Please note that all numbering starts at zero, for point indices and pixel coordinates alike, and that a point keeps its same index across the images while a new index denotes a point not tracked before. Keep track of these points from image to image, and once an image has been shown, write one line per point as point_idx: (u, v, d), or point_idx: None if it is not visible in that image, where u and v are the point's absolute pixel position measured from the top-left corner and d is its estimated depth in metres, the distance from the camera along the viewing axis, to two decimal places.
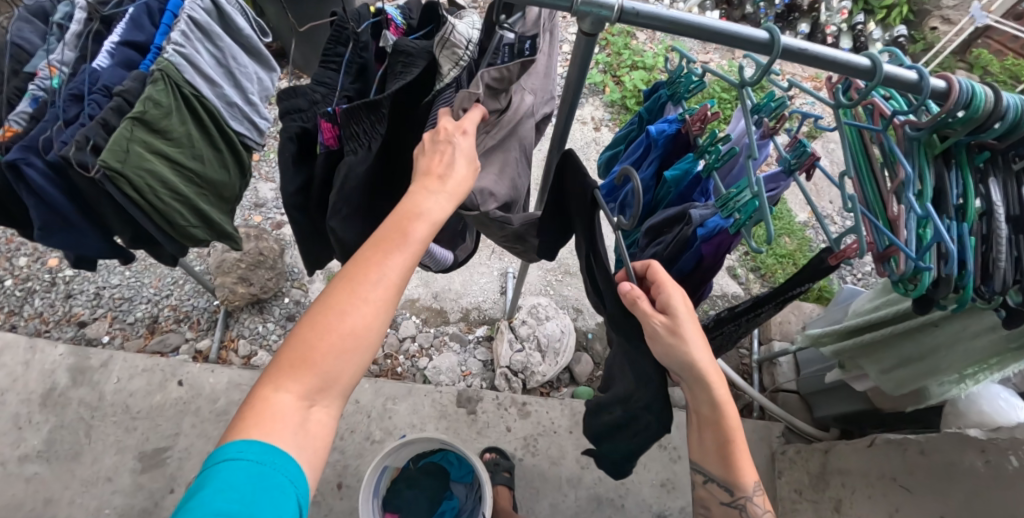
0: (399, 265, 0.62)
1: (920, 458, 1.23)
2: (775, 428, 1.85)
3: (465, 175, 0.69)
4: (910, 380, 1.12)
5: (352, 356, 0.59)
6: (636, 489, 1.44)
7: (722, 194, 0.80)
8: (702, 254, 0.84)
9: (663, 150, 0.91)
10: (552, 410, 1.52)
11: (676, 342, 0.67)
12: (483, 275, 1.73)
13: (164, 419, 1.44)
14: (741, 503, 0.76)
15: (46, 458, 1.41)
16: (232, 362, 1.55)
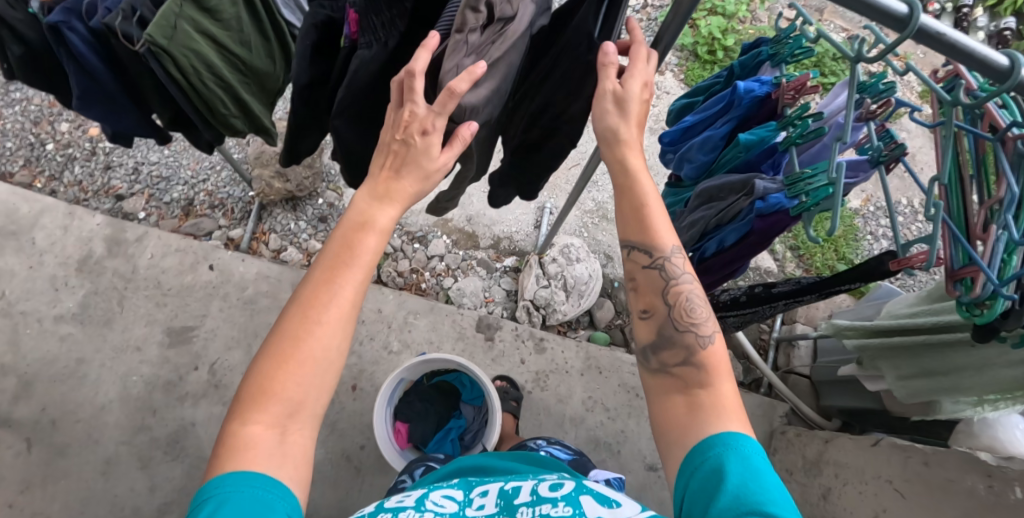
0: (352, 282, 0.60)
1: (922, 469, 1.21)
2: (781, 408, 1.83)
3: (414, 183, 0.66)
4: (926, 392, 1.10)
5: (313, 377, 0.58)
6: (634, 438, 1.48)
7: (795, 172, 0.74)
8: (752, 229, 0.82)
9: (744, 111, 0.84)
10: (567, 350, 1.53)
11: (619, 107, 0.69)
12: (519, 205, 1.68)
13: (193, 300, 1.47)
14: (662, 265, 0.70)
15: (80, 321, 1.48)
16: (262, 255, 1.56)
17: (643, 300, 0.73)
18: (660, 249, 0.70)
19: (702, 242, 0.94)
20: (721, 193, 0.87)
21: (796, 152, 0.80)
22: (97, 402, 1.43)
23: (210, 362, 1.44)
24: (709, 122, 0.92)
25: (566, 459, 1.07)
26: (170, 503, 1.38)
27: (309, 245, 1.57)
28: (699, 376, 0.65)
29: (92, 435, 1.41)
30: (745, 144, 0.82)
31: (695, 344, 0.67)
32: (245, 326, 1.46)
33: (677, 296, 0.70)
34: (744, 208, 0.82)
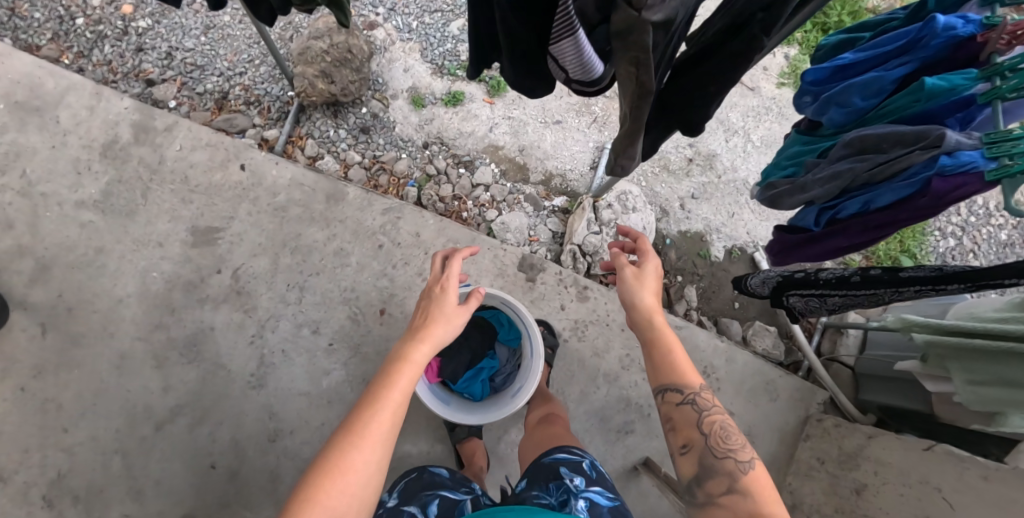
0: (392, 404, 0.70)
1: (981, 483, 1.09)
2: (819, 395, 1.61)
3: (444, 331, 0.80)
4: (998, 402, 0.98)
5: (354, 490, 0.65)
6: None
7: (1002, 131, 0.70)
8: (929, 191, 0.76)
9: (933, 53, 0.77)
10: (611, 302, 1.41)
11: (637, 282, 0.91)
12: (577, 142, 1.53)
13: (220, 200, 1.38)
14: (693, 400, 0.83)
15: (102, 209, 1.40)
16: (297, 160, 1.45)
17: (682, 437, 0.83)
18: (689, 386, 0.84)
19: (840, 200, 0.89)
20: (880, 146, 0.80)
21: (998, 107, 0.73)
22: (114, 295, 1.39)
23: (233, 267, 1.36)
24: (876, 62, 0.83)
25: (606, 508, 0.81)
26: (184, 405, 1.37)
27: (348, 156, 1.46)
28: (743, 503, 0.73)
29: (108, 329, 1.38)
30: (927, 91, 0.75)
31: (736, 470, 0.76)
32: (272, 234, 1.37)
33: (710, 425, 0.82)
34: (915, 168, 0.77)
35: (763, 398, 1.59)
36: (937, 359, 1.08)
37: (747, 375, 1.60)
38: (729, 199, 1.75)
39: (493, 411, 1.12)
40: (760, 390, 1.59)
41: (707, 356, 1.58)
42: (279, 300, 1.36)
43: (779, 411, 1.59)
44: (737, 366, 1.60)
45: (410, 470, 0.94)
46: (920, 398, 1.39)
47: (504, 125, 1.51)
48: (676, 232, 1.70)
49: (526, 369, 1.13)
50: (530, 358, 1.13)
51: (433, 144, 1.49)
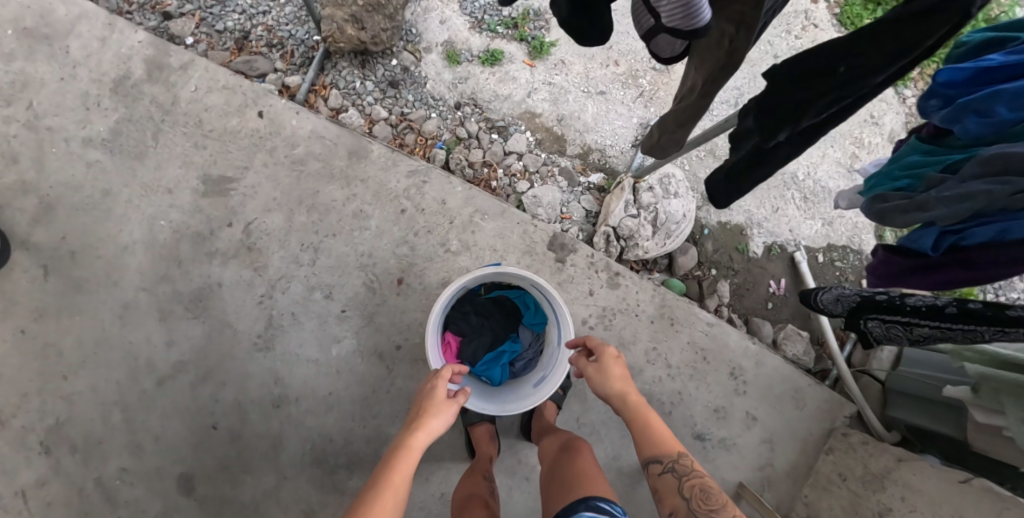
0: (398, 485, 0.76)
1: None
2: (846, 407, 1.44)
3: (440, 417, 0.88)
4: None
5: None
6: (690, 403, 1.38)
7: None
8: None
9: None
10: (643, 292, 1.34)
11: (600, 370, 0.99)
12: (620, 116, 1.42)
13: (236, 148, 1.29)
14: (671, 466, 0.86)
15: (110, 149, 1.32)
16: (320, 111, 1.35)
17: (669, 505, 0.84)
18: (669, 454, 0.87)
19: (971, 223, 0.74)
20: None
21: None
22: (119, 242, 1.31)
23: (245, 222, 1.27)
24: None
25: None
26: (186, 362, 1.31)
27: (374, 111, 1.36)
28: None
29: (111, 277, 1.32)
30: None
31: None
32: (287, 189, 1.28)
33: (689, 485, 0.83)
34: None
35: (789, 405, 1.43)
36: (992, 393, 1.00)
37: (775, 381, 1.43)
38: (775, 192, 1.65)
39: (513, 399, 1.05)
40: (786, 397, 1.43)
41: (736, 356, 1.41)
42: (292, 260, 1.28)
43: (802, 418, 1.43)
44: (765, 370, 1.43)
45: None
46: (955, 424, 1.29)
47: (543, 91, 1.40)
48: (716, 222, 1.60)
49: (554, 359, 1.05)
50: (558, 347, 1.05)
51: (466, 105, 1.38)
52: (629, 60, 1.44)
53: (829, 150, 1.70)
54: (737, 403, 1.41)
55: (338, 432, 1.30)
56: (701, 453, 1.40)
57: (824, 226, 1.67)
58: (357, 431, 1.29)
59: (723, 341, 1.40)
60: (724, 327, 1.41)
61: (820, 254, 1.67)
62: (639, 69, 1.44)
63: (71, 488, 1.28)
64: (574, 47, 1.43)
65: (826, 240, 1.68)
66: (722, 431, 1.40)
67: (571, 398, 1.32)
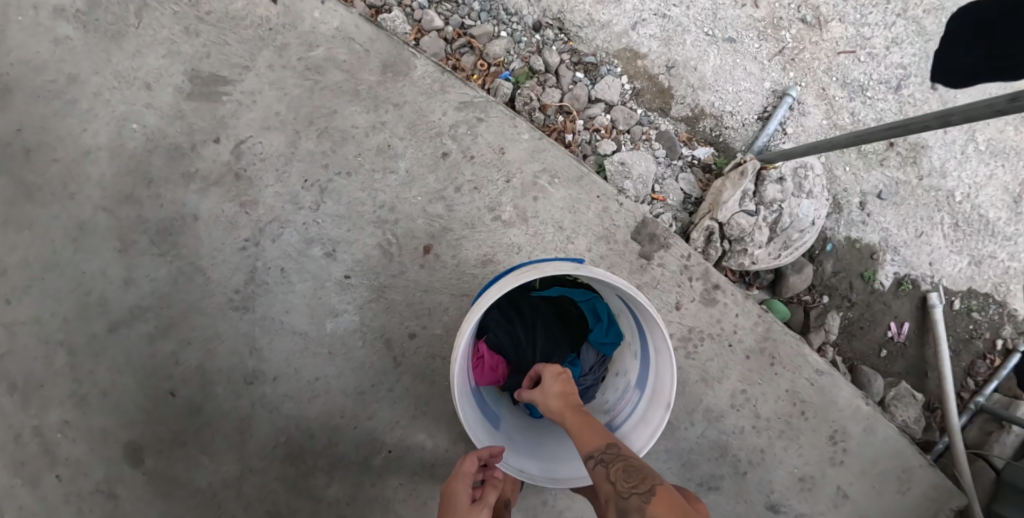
0: None
1: None
2: (960, 500, 1.10)
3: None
4: None
5: None
6: (772, 465, 1.05)
7: None
8: None
9: None
10: (742, 315, 1.02)
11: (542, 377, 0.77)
12: (748, 75, 1.08)
13: (237, 41, 0.97)
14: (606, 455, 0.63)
15: (83, 23, 1.02)
16: (355, 7, 1.03)
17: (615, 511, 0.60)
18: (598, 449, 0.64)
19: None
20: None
21: None
22: (80, 143, 1.03)
23: (237, 139, 0.97)
24: None
25: None
26: (147, 308, 1.03)
27: (425, 18, 1.04)
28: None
29: (69, 187, 1.04)
30: None
31: None
32: (298, 105, 0.97)
33: (614, 475, 0.60)
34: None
35: (893, 489, 1.09)
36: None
37: (884, 456, 1.08)
38: (923, 211, 1.28)
39: (556, 455, 0.77)
40: (899, 478, 1.08)
41: (843, 417, 1.07)
42: (290, 198, 0.97)
43: (910, 508, 1.09)
44: (877, 441, 1.08)
45: None
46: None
47: (653, 25, 1.06)
48: (843, 237, 1.27)
49: (632, 409, 0.74)
50: (638, 392, 0.74)
51: (547, 28, 1.06)
52: (772, 2, 1.09)
53: (999, 169, 1.31)
54: (833, 475, 1.07)
55: (321, 429, 1.01)
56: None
57: (971, 265, 1.30)
58: (343, 431, 1.01)
59: (833, 395, 1.06)
60: (836, 378, 1.06)
61: (958, 299, 1.31)
62: (784, 16, 1.09)
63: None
64: None
65: (968, 283, 1.31)
66: (808, 508, 1.07)
67: None
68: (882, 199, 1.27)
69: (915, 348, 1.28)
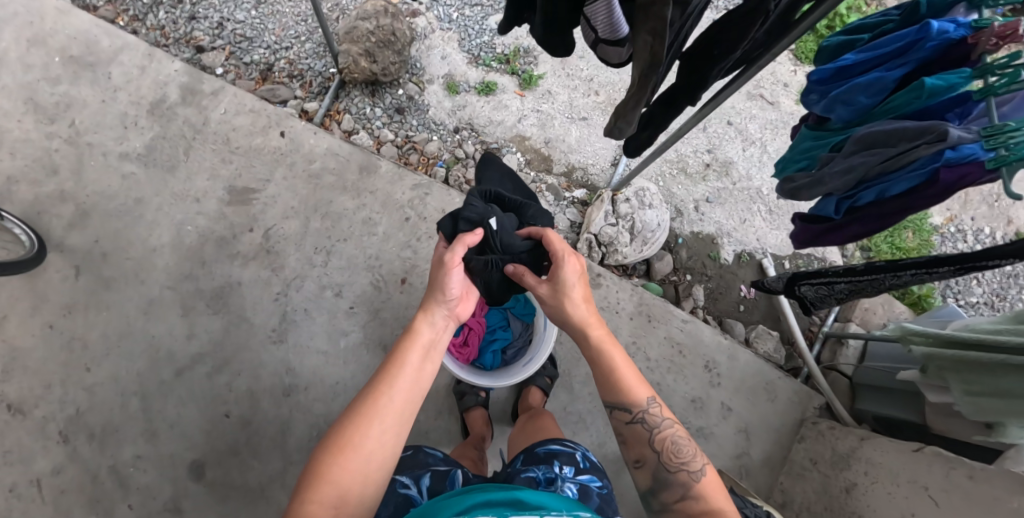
0: (416, 374, 0.81)
1: (966, 482, 1.05)
2: (816, 398, 1.55)
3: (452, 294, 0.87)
4: (995, 412, 1.00)
5: (389, 430, 0.75)
6: (668, 392, 1.52)
7: (997, 123, 0.77)
8: (933, 176, 0.82)
9: (927, 55, 0.83)
10: (621, 291, 1.57)
11: (559, 300, 0.92)
12: (600, 139, 1.65)
13: (259, 163, 1.50)
14: (643, 417, 0.88)
15: (144, 162, 1.50)
16: (334, 134, 1.59)
17: (635, 451, 0.89)
18: (637, 405, 0.88)
19: (859, 189, 0.94)
20: (888, 139, 0.85)
21: (992, 102, 0.79)
22: (147, 244, 1.46)
23: (265, 227, 1.46)
24: (874, 63, 0.89)
25: (595, 492, 0.87)
26: (204, 354, 1.43)
27: (381, 134, 1.60)
28: (700, 509, 0.80)
29: (139, 275, 1.45)
30: (928, 90, 0.80)
31: (688, 480, 0.84)
32: (305, 199, 1.48)
33: (664, 437, 0.87)
34: (904, 32, 0.84)
35: (762, 398, 1.54)
36: (938, 372, 1.09)
37: (745, 374, 1.55)
38: (743, 205, 1.87)
39: (496, 379, 1.23)
40: (758, 389, 1.54)
41: (709, 351, 1.56)
42: (307, 261, 1.45)
43: (776, 411, 1.53)
44: (739, 364, 1.56)
45: (405, 448, 0.95)
46: (917, 410, 1.32)
47: (532, 118, 1.64)
48: (689, 232, 1.83)
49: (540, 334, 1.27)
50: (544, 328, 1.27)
51: (464, 130, 1.63)
52: (608, 90, 1.69)
53: None
54: (712, 394, 1.53)
55: None
56: None
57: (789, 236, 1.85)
58: None
59: (698, 337, 1.57)
60: (697, 324, 1.58)
61: (787, 261, 1.83)
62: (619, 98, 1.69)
63: (81, 478, 1.33)
64: (559, 80, 1.68)
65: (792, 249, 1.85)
66: (701, 421, 1.51)
67: (559, 387, 1.49)
68: (711, 202, 1.86)
69: (765, 301, 1.79)
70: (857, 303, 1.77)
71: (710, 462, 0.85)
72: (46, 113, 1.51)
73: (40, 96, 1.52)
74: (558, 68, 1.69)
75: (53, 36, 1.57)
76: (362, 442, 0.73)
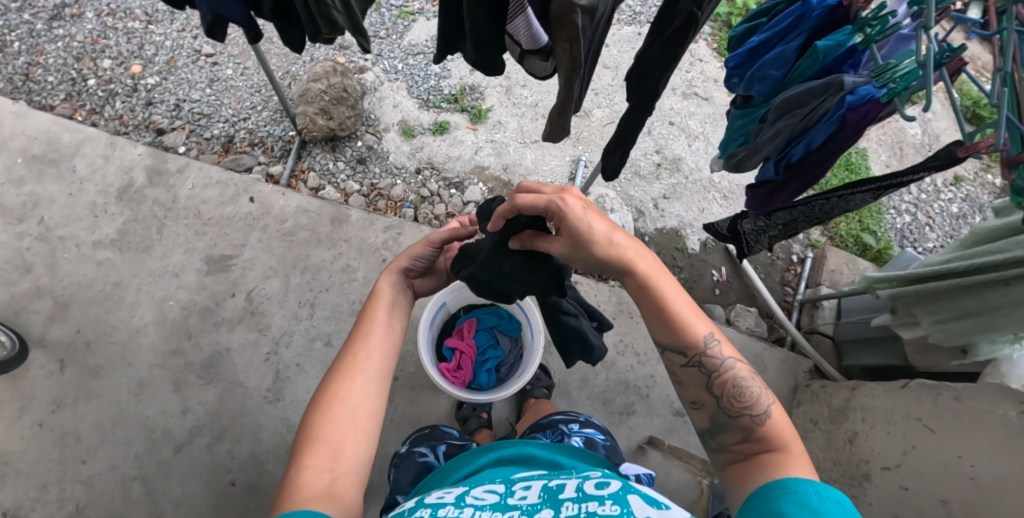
0: (384, 332, 0.85)
1: (953, 404, 1.10)
2: (804, 362, 1.64)
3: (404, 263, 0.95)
4: (963, 333, 1.08)
5: (368, 385, 0.78)
6: (663, 383, 1.57)
7: (881, 64, 0.86)
8: (844, 121, 0.93)
9: (815, 23, 0.95)
10: (599, 294, 1.65)
11: (585, 249, 0.79)
12: (555, 157, 1.75)
13: (232, 230, 1.55)
14: (699, 360, 0.82)
15: (119, 247, 1.53)
16: (302, 192, 1.64)
17: (692, 394, 0.85)
18: (694, 347, 0.82)
19: (788, 149, 1.05)
20: (803, 99, 0.96)
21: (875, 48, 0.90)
22: (131, 326, 1.48)
23: (247, 290, 1.50)
24: (776, 39, 1.01)
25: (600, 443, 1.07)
26: (202, 425, 1.42)
27: (347, 186, 1.67)
28: (763, 451, 0.75)
29: (126, 358, 1.45)
30: (823, 51, 0.92)
31: (751, 425, 0.78)
32: (283, 257, 1.53)
33: (727, 378, 0.81)
34: (791, 10, 0.96)
35: None
36: (906, 308, 1.20)
37: None
38: (699, 196, 1.97)
39: (495, 393, 1.27)
40: None
41: None
42: (292, 316, 1.49)
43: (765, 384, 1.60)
44: None
45: (425, 428, 1.14)
46: (898, 353, 1.41)
47: (488, 150, 1.73)
48: (654, 230, 1.91)
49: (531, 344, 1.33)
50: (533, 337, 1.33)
51: (425, 170, 1.70)
52: None
53: None
54: None
55: None
56: (685, 427, 1.54)
57: None
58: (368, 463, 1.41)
59: None
60: None
61: None
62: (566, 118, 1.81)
63: None
64: (507, 109, 1.79)
65: None
66: None
67: (558, 396, 1.54)
68: (669, 198, 1.96)
69: (738, 281, 1.89)
70: (823, 267, 1.87)
71: (773, 397, 0.80)
72: (13, 214, 1.53)
73: (6, 199, 1.54)
74: (504, 100, 1.80)
75: (13, 139, 1.60)
76: (346, 397, 0.76)
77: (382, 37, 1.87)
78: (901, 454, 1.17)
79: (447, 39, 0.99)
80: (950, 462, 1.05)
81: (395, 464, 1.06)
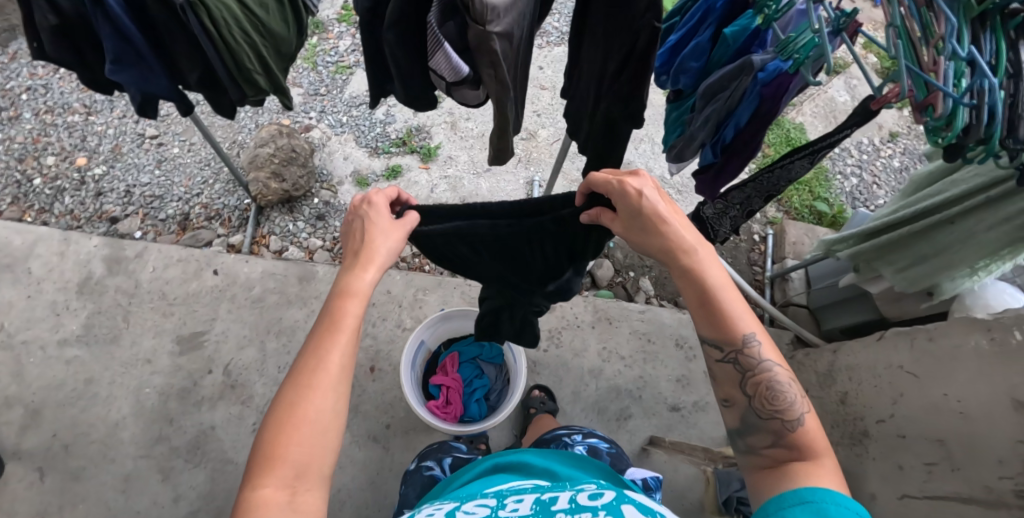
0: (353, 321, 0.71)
1: (928, 345, 1.12)
2: (784, 335, 1.67)
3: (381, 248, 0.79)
4: (923, 277, 1.12)
5: (335, 386, 0.66)
6: (653, 382, 1.58)
7: (782, 39, 0.92)
8: (761, 97, 1.00)
9: (721, 13, 1.00)
10: (575, 307, 1.68)
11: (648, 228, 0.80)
12: (509, 182, 1.80)
13: (201, 305, 1.53)
14: (736, 357, 0.76)
15: (85, 342, 1.50)
16: (266, 257, 1.64)
17: (723, 390, 0.79)
18: (731, 342, 0.76)
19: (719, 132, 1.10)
20: (722, 84, 1.00)
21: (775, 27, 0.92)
22: (109, 420, 1.44)
23: (223, 364, 1.48)
24: (690, 34, 1.07)
25: (604, 450, 1.08)
26: (196, 511, 1.37)
27: (310, 243, 1.67)
28: (790, 457, 0.70)
29: (107, 454, 1.41)
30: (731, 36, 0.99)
31: (782, 429, 0.72)
32: (255, 324, 1.52)
33: (765, 380, 0.75)
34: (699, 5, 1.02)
35: None
36: (867, 263, 1.24)
37: None
38: None
39: (488, 420, 1.28)
40: None
41: (674, 330, 1.66)
42: (274, 382, 1.47)
43: None
44: None
45: (432, 443, 1.14)
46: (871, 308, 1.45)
47: (443, 185, 1.76)
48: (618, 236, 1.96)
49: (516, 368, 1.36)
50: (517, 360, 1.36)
51: None
52: None
53: None
54: (693, 368, 1.60)
55: None
56: (684, 422, 1.54)
57: None
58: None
59: (659, 321, 1.67)
60: (654, 312, 1.68)
61: None
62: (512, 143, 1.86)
63: None
64: (455, 144, 1.83)
65: None
66: (692, 396, 1.57)
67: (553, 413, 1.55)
68: None
69: None
70: (785, 242, 1.93)
71: (810, 407, 0.73)
72: None
73: None
74: (452, 136, 1.84)
75: None
76: (310, 403, 0.64)
77: (323, 94, 1.90)
78: (892, 404, 1.16)
79: (377, 82, 1.02)
80: (938, 401, 1.04)
81: (405, 475, 1.07)
